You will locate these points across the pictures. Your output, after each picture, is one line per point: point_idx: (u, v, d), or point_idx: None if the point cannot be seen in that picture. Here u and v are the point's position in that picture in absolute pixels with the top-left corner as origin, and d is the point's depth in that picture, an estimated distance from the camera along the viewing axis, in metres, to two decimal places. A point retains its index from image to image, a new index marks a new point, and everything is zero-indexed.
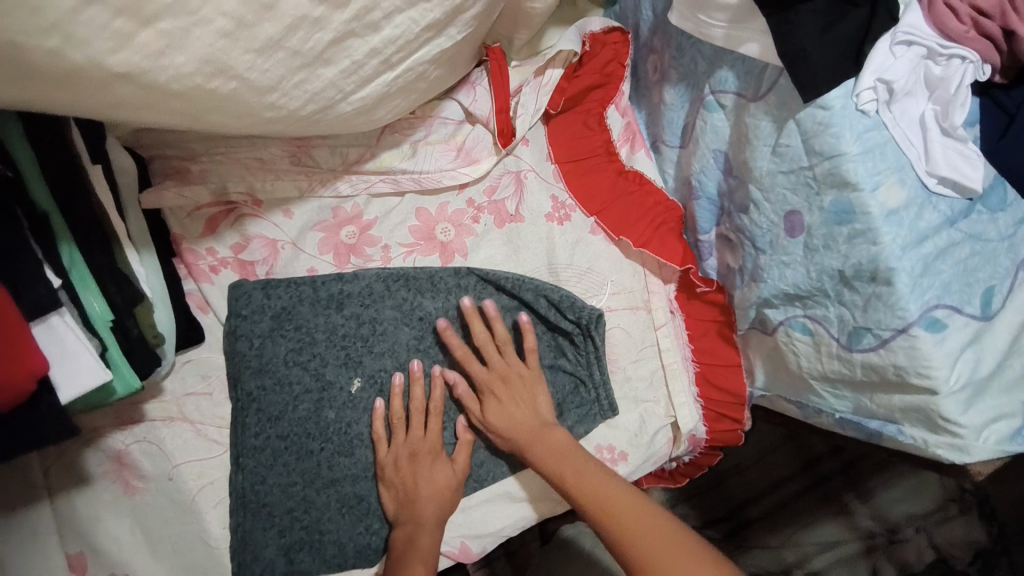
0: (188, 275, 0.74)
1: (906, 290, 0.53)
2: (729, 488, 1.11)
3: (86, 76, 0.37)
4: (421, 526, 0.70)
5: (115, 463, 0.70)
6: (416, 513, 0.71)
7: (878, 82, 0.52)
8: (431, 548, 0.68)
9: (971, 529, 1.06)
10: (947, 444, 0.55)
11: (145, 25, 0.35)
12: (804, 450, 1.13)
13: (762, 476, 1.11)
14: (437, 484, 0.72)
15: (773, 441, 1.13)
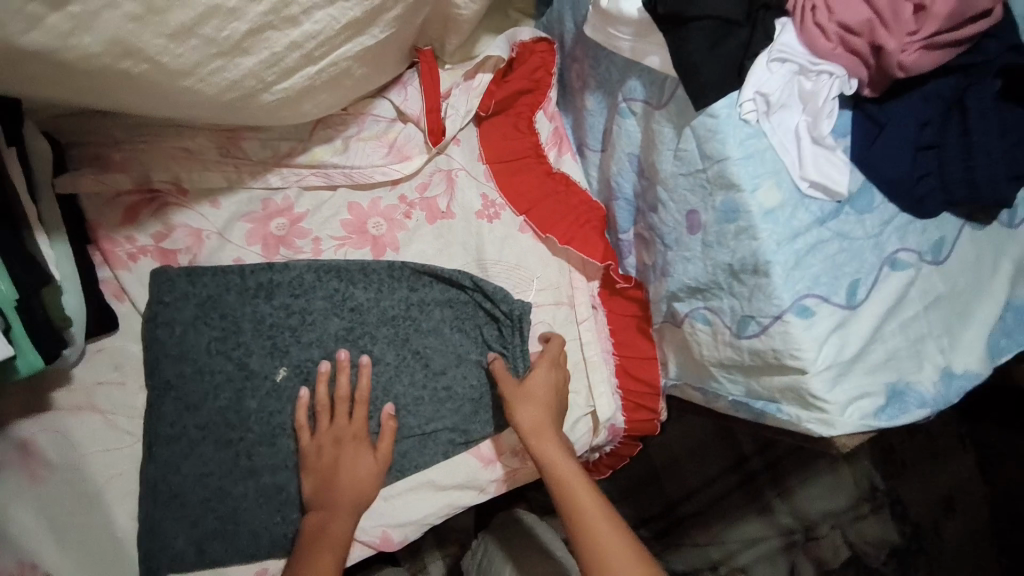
0: (103, 262, 0.73)
1: (780, 281, 0.60)
2: (664, 487, 1.17)
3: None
4: (330, 514, 0.71)
5: (19, 453, 0.68)
6: (331, 505, 0.72)
7: (757, 95, 0.59)
8: (340, 537, 0.70)
9: (883, 527, 1.16)
10: (817, 419, 0.61)
11: (54, 8, 0.37)
12: (735, 449, 1.19)
13: (695, 475, 1.18)
14: (354, 474, 0.73)
15: (702, 439, 1.19)
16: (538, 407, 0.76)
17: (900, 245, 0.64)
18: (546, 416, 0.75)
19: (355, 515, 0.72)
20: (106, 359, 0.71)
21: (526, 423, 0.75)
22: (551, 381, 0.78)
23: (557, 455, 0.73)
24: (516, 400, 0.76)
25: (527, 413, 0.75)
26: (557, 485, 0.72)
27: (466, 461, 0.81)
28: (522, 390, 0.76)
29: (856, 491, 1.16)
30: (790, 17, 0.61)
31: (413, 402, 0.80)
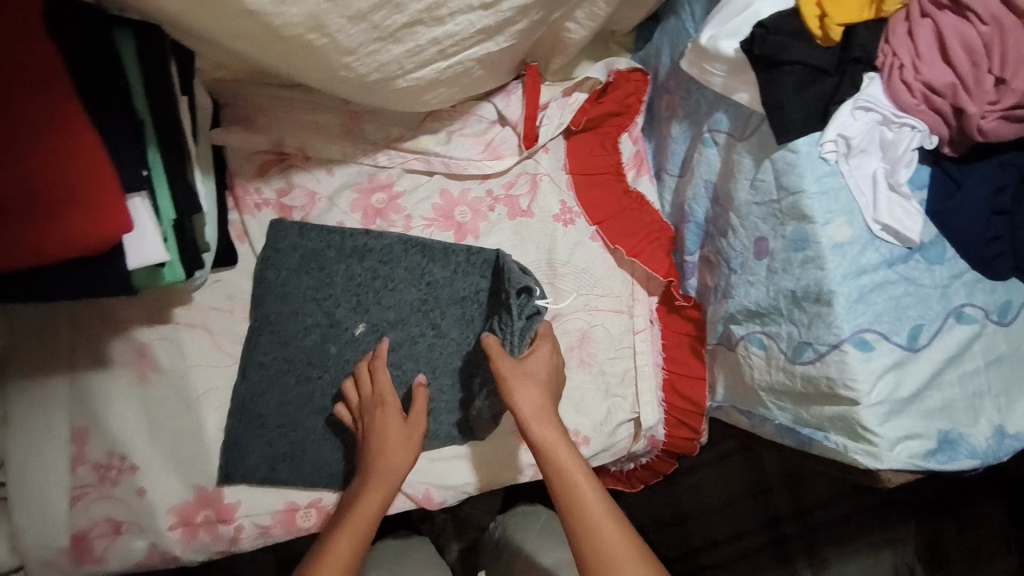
0: (234, 206, 0.85)
1: (842, 312, 0.63)
2: (689, 530, 1.22)
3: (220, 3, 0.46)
4: (364, 486, 0.73)
5: (136, 355, 0.78)
6: (369, 480, 0.73)
7: (839, 137, 0.63)
8: (367, 516, 0.70)
9: None
10: (864, 451, 0.64)
11: None
12: (769, 508, 1.22)
13: (724, 525, 1.21)
14: (391, 444, 0.75)
15: (738, 494, 1.23)
16: (536, 389, 0.75)
17: (968, 299, 0.65)
18: (544, 404, 0.74)
19: (393, 488, 0.73)
20: (220, 288, 0.83)
21: (524, 404, 0.73)
22: (554, 365, 0.79)
23: (559, 444, 0.71)
24: (514, 380, 0.74)
25: (525, 394, 0.74)
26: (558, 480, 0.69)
27: (512, 441, 0.87)
28: (520, 370, 0.75)
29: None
30: (878, 72, 0.64)
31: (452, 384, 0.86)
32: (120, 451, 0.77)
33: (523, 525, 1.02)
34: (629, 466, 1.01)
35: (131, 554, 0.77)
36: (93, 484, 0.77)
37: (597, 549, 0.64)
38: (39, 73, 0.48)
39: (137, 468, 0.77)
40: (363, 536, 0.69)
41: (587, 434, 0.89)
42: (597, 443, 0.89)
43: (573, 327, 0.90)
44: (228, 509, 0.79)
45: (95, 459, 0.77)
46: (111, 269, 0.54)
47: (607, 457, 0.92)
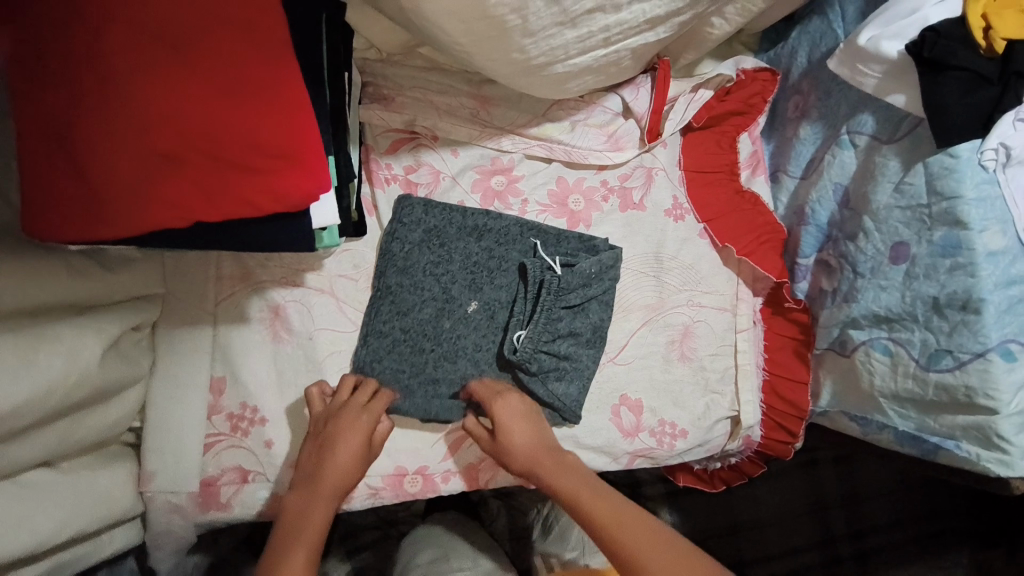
0: (366, 180, 0.89)
1: (992, 320, 0.63)
2: (742, 542, 1.21)
3: None
4: (314, 496, 0.75)
5: (271, 313, 0.83)
6: (314, 490, 0.75)
7: (1000, 146, 0.62)
8: (319, 525, 0.74)
9: None
10: (996, 459, 0.65)
11: None
12: (823, 527, 1.22)
13: (777, 540, 1.21)
14: (348, 460, 0.76)
15: (794, 510, 1.23)
16: (525, 441, 0.79)
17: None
18: (532, 452, 0.79)
19: (338, 498, 0.76)
20: (346, 256, 0.86)
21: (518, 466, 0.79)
22: (539, 435, 0.81)
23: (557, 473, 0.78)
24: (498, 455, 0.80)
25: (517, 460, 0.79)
26: (566, 497, 0.77)
27: (612, 428, 0.88)
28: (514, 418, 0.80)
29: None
30: None
31: (552, 371, 0.84)
32: (251, 404, 0.81)
33: None
34: (716, 465, 1.00)
35: (254, 503, 0.80)
36: (225, 433, 0.80)
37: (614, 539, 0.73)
38: (270, 38, 0.52)
39: (267, 420, 0.81)
40: (315, 544, 0.73)
41: (684, 428, 0.90)
42: (694, 438, 0.90)
43: (676, 321, 0.91)
44: None
45: (229, 409, 0.81)
46: (294, 226, 0.57)
47: (701, 452, 0.92)
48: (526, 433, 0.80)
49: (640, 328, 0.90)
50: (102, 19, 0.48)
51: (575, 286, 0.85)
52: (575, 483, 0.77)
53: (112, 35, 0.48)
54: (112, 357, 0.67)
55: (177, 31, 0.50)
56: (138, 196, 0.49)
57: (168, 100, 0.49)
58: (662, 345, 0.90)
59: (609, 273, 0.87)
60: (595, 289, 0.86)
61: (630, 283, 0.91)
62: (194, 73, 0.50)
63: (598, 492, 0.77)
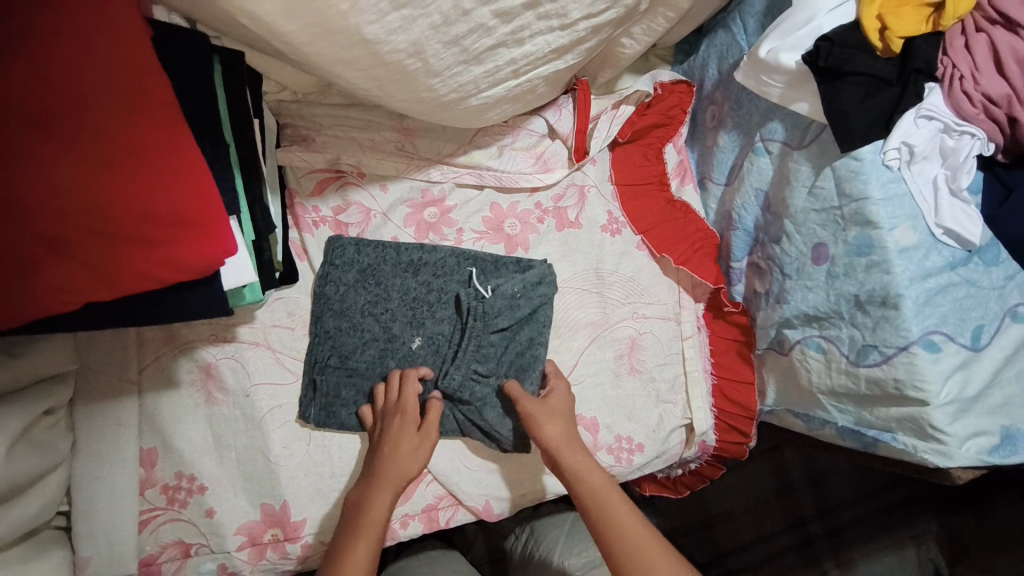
0: (293, 224, 0.86)
1: (910, 314, 0.65)
2: (716, 537, 1.24)
3: (343, 36, 0.47)
4: (376, 487, 0.73)
5: (202, 374, 0.78)
6: (376, 486, 0.73)
7: (903, 145, 0.65)
8: (378, 519, 0.71)
9: None
10: (934, 449, 0.67)
11: (396, 9, 0.47)
12: (793, 511, 1.25)
13: (749, 529, 1.24)
14: (404, 452, 0.75)
15: (763, 496, 1.26)
16: (558, 421, 0.79)
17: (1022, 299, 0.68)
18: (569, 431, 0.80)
19: (397, 492, 0.74)
20: (279, 305, 0.83)
21: (550, 439, 0.78)
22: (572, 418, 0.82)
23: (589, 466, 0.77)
24: (542, 417, 0.79)
25: (553, 428, 0.78)
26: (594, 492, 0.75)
27: None
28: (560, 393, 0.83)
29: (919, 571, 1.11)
30: (938, 82, 0.67)
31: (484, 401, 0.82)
32: (187, 473, 0.77)
33: (550, 526, 1.03)
34: (677, 471, 1.00)
35: None
36: (161, 507, 0.76)
37: (632, 541, 0.70)
38: (150, 99, 0.49)
39: (206, 488, 0.77)
40: (376, 538, 0.70)
41: (640, 441, 0.90)
42: (651, 450, 0.90)
43: (622, 335, 0.91)
44: (296, 527, 0.79)
45: (164, 481, 0.76)
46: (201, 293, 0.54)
47: (660, 463, 0.92)
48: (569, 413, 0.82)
49: (588, 346, 0.90)
50: None
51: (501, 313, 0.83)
52: (603, 485, 0.75)
53: None
54: (20, 449, 0.63)
55: (48, 105, 0.47)
56: (21, 284, 0.46)
57: (43, 178, 0.46)
58: (611, 360, 0.90)
59: (537, 289, 0.84)
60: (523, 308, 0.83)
61: (573, 301, 0.91)
62: (72, 147, 0.47)
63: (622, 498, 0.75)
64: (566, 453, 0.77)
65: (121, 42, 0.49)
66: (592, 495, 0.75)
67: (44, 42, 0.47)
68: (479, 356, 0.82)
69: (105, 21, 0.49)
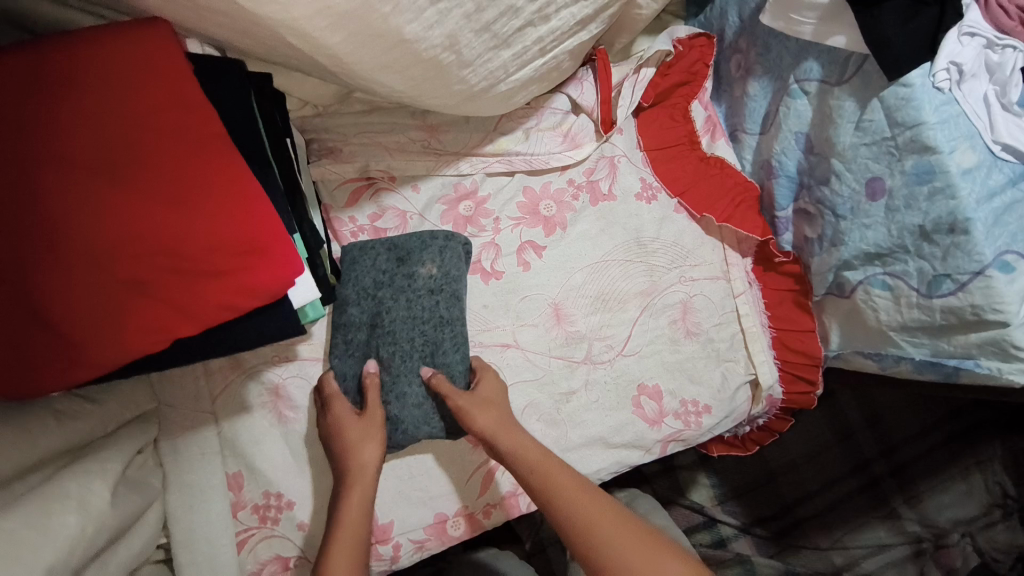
0: (334, 238, 0.86)
1: (982, 237, 0.63)
2: (781, 488, 1.22)
3: (384, 43, 0.47)
4: (343, 492, 0.73)
5: (273, 395, 0.80)
6: (349, 488, 0.73)
7: (951, 65, 0.63)
8: (356, 531, 0.70)
9: (1015, 534, 1.09)
10: (1019, 370, 0.65)
11: (433, 3, 0.45)
12: (855, 453, 1.23)
13: (813, 476, 1.23)
14: (360, 451, 0.74)
15: (823, 443, 1.24)
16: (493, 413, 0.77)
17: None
18: (496, 417, 0.76)
19: (367, 493, 0.73)
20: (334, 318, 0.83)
21: (482, 428, 0.75)
22: (501, 405, 0.78)
23: (526, 444, 0.75)
24: (473, 408, 0.76)
25: (485, 419, 0.76)
26: (535, 471, 0.73)
27: (636, 423, 0.88)
28: (476, 398, 0.77)
29: (987, 498, 1.14)
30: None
31: (399, 396, 0.80)
32: (274, 492, 0.79)
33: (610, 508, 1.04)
34: (745, 429, 1.00)
35: None
36: (254, 526, 0.78)
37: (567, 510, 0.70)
38: (201, 129, 0.50)
39: (294, 503, 0.79)
40: (359, 541, 0.69)
41: (707, 403, 0.90)
42: (718, 411, 0.90)
43: (673, 300, 0.90)
44: (384, 530, 0.81)
45: (253, 501, 0.79)
46: (277, 316, 0.54)
47: (729, 424, 0.92)
48: (491, 402, 0.78)
49: (641, 316, 0.89)
50: (27, 173, 0.45)
51: (378, 306, 0.81)
52: (545, 461, 0.74)
53: (46, 183, 0.46)
54: (123, 489, 0.66)
55: (109, 151, 0.48)
56: (114, 328, 0.47)
57: (117, 223, 0.47)
58: (665, 327, 0.90)
59: (405, 267, 0.81)
60: (387, 292, 0.81)
61: (619, 274, 0.90)
62: (137, 188, 0.48)
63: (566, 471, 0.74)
64: (499, 434, 0.76)
65: (165, 77, 0.49)
66: (534, 473, 0.73)
67: (96, 90, 0.48)
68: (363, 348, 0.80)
69: (146, 59, 0.49)
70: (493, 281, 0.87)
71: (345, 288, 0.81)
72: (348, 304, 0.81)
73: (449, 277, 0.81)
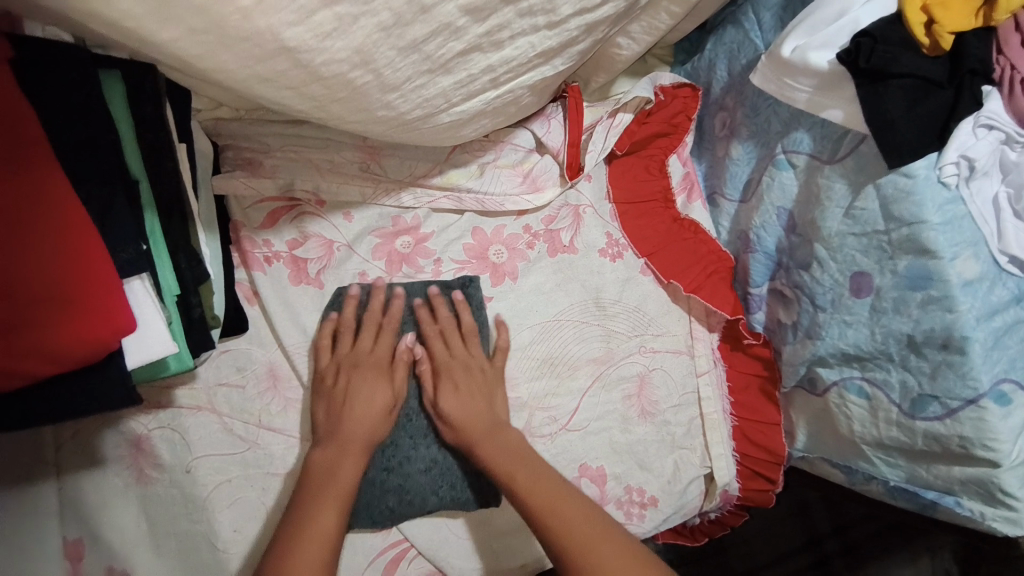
0: (241, 264, 0.73)
1: (979, 361, 0.54)
2: (729, 558, 1.02)
3: (257, 44, 0.38)
4: (344, 448, 0.66)
5: (133, 449, 0.66)
6: (335, 448, 0.65)
7: (961, 159, 0.54)
8: (348, 486, 0.64)
9: None
10: (1002, 517, 0.57)
11: (326, 6, 0.37)
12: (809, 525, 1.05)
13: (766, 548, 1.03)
14: (381, 405, 0.68)
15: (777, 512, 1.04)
16: (501, 451, 0.68)
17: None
18: (470, 402, 0.70)
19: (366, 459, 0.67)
20: (225, 359, 0.70)
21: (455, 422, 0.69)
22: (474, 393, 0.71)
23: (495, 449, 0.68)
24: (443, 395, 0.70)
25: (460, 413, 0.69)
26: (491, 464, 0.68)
27: None
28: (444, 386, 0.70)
29: None
30: (995, 84, 0.56)
31: (402, 462, 0.71)
32: (118, 570, 0.64)
33: None
34: (695, 521, 0.88)
35: None
36: None
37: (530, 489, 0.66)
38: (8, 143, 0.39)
39: None
40: (343, 503, 0.63)
41: (654, 494, 0.78)
42: (666, 506, 0.79)
43: (629, 372, 0.79)
44: None
45: None
46: (86, 386, 0.43)
47: (677, 520, 0.80)
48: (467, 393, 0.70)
49: (591, 387, 0.78)
50: None
51: (381, 357, 0.72)
52: (514, 453, 0.68)
53: None
54: None
55: None
56: None
57: None
58: (618, 403, 0.79)
59: (417, 314, 0.73)
60: (391, 341, 0.72)
61: (572, 336, 0.79)
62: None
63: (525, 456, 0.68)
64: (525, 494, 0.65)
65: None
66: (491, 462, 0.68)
67: None
68: None
69: None
70: (509, 282, 0.78)
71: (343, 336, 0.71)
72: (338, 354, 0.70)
73: None
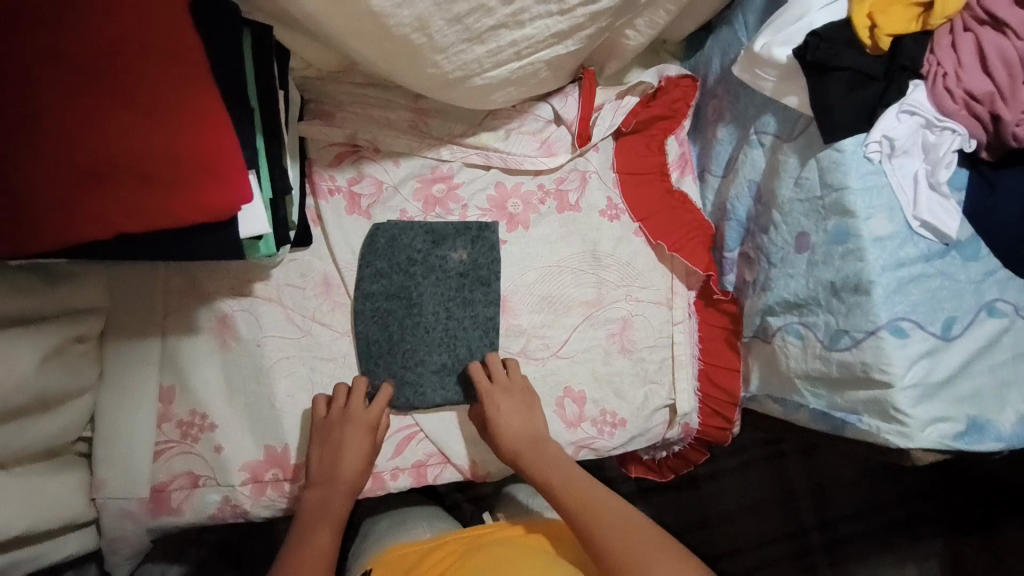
0: (310, 192, 0.92)
1: (879, 300, 0.68)
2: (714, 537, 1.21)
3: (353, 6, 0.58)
4: (328, 499, 0.80)
5: (219, 323, 0.85)
6: (330, 489, 0.80)
7: (884, 138, 0.69)
8: (340, 510, 0.79)
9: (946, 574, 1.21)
10: (895, 431, 0.68)
11: None
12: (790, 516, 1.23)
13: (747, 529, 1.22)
14: (359, 455, 0.81)
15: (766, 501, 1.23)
16: (553, 466, 0.81)
17: (999, 295, 0.70)
18: (526, 430, 0.84)
19: (354, 492, 0.81)
20: (293, 265, 0.89)
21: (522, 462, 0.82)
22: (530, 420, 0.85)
23: (550, 470, 0.81)
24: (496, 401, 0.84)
25: (517, 424, 0.83)
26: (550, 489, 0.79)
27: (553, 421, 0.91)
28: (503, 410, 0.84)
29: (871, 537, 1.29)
30: (923, 79, 0.70)
31: (417, 362, 0.88)
32: (199, 411, 0.83)
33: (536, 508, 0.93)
34: (662, 453, 1.03)
35: (204, 506, 0.83)
36: (175, 440, 0.83)
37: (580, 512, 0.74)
38: (181, 60, 0.58)
39: (216, 426, 0.84)
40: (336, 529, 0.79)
41: (624, 417, 0.93)
42: (633, 427, 0.94)
43: (614, 315, 0.95)
44: (295, 469, 0.85)
45: (179, 416, 0.83)
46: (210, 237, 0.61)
47: (642, 442, 0.95)
48: (519, 417, 0.84)
49: (582, 324, 0.94)
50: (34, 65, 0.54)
51: (408, 280, 0.90)
52: (567, 481, 0.79)
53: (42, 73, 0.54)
54: (53, 367, 0.71)
55: (74, 56, 0.55)
56: (62, 212, 0.54)
57: (74, 118, 0.54)
58: (602, 339, 0.94)
59: (439, 250, 0.91)
60: (417, 270, 0.90)
61: (570, 280, 0.95)
62: (93, 92, 0.55)
63: (567, 470, 0.80)
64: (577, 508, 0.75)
65: (141, 8, 0.57)
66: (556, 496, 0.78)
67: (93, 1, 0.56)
68: (388, 313, 0.89)
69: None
70: (520, 229, 0.95)
71: (382, 262, 0.89)
72: (376, 274, 0.89)
73: (479, 264, 0.92)
